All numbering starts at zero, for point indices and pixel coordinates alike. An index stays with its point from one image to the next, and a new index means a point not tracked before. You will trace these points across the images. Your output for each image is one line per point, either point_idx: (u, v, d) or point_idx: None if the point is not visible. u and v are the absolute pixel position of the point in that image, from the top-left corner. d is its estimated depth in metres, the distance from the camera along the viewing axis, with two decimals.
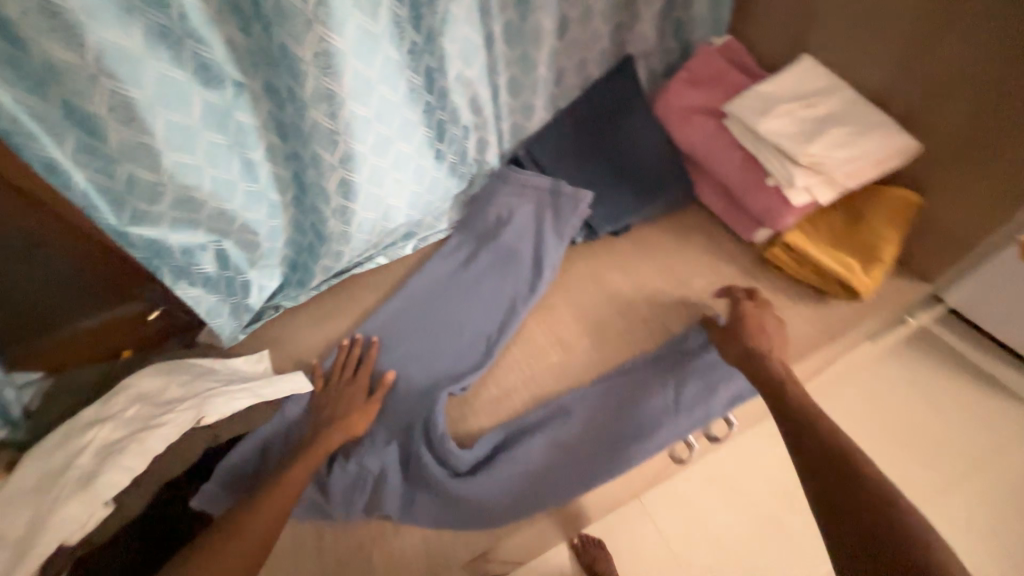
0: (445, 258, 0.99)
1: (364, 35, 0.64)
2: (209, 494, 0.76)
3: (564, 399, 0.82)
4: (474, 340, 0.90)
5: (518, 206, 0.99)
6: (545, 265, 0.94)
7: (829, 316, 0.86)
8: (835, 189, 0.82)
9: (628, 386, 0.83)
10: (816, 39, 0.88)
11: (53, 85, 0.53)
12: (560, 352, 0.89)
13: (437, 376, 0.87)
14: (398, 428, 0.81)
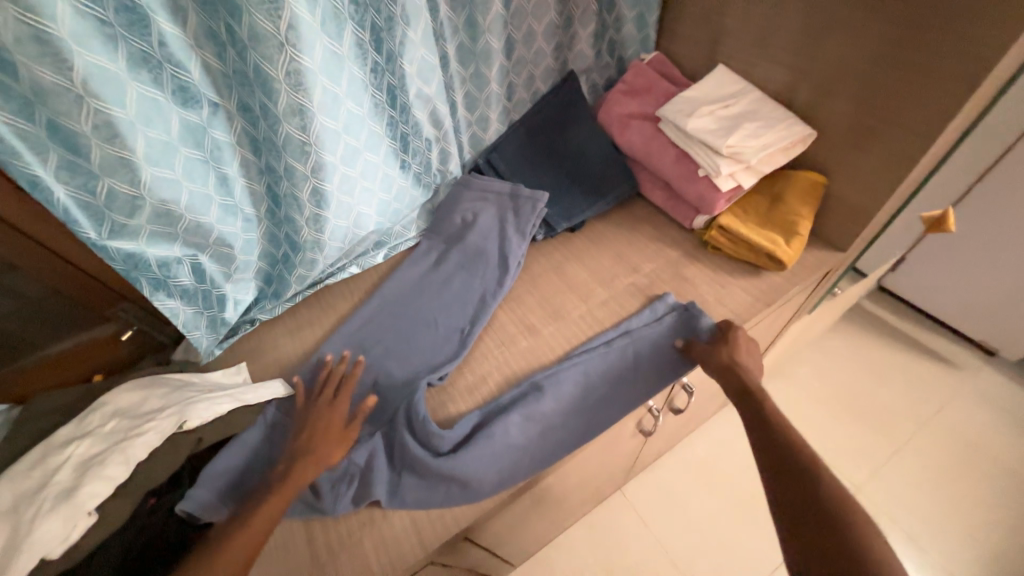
0: (415, 262, 1.06)
1: (331, 55, 0.71)
2: (200, 499, 0.73)
3: (538, 379, 0.87)
4: (449, 335, 0.96)
5: (481, 209, 1.07)
6: (510, 260, 1.01)
7: (763, 286, 0.97)
8: (754, 175, 0.94)
9: (593, 363, 0.89)
10: (727, 51, 1.02)
11: (39, 106, 0.58)
12: (529, 338, 0.96)
13: (415, 371, 0.91)
14: (382, 420, 0.85)
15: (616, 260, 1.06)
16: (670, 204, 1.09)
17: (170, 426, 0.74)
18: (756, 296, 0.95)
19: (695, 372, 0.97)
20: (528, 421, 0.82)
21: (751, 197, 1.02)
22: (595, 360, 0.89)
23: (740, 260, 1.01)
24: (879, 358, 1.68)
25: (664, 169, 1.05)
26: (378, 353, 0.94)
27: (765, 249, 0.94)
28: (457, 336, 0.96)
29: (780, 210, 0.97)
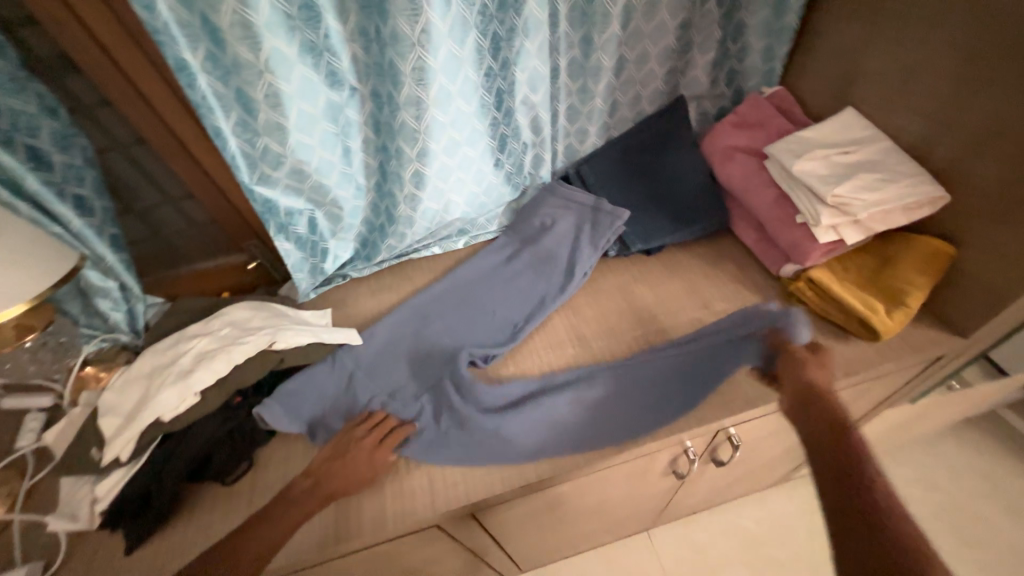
0: (489, 254, 1.13)
1: (452, 58, 0.81)
2: (269, 409, 0.88)
3: (579, 371, 0.92)
4: (504, 326, 1.02)
5: (560, 215, 1.11)
6: (577, 270, 1.04)
7: (847, 353, 0.88)
8: (862, 231, 0.85)
9: (651, 365, 0.90)
10: (861, 94, 0.93)
11: (234, 75, 0.75)
12: (577, 346, 0.97)
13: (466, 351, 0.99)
14: (427, 385, 0.94)
15: (685, 291, 1.03)
16: (760, 246, 1.03)
17: (263, 343, 0.89)
18: (837, 361, 0.87)
19: (745, 423, 0.91)
20: (564, 406, 0.87)
21: (857, 254, 0.92)
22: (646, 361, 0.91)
23: (827, 319, 0.93)
24: (1003, 477, 1.39)
25: (759, 209, 0.99)
26: (437, 328, 1.03)
27: (857, 314, 0.85)
28: (512, 328, 1.01)
29: (886, 274, 0.87)
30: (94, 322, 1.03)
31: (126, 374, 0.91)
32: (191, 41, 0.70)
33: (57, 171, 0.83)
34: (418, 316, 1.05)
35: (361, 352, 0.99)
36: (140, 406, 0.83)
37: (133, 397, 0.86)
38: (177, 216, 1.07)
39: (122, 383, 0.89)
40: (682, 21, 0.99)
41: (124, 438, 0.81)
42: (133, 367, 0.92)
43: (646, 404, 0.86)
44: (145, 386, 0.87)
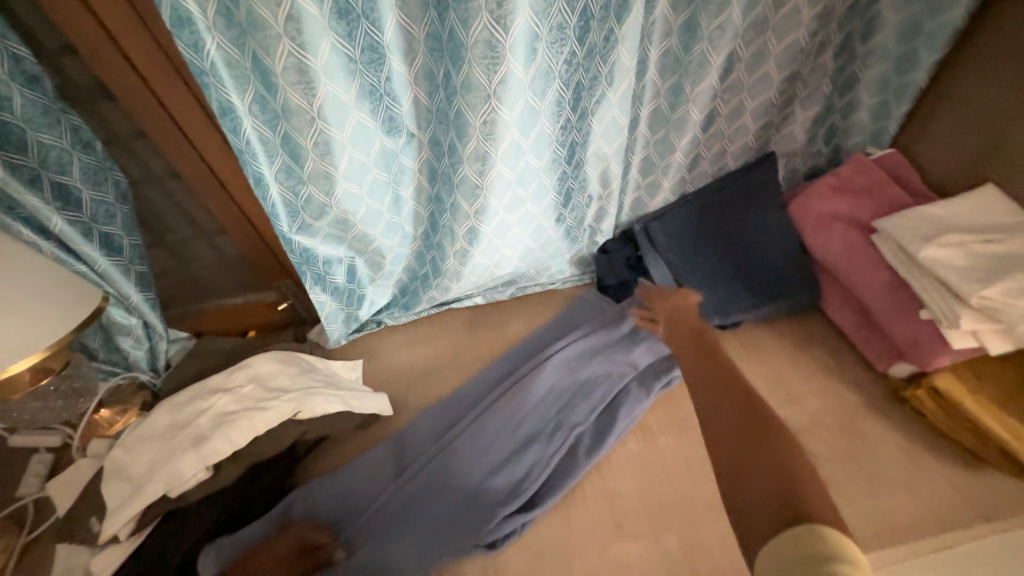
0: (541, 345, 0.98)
1: (528, 111, 0.70)
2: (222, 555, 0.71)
3: (512, 401, 0.85)
4: (489, 485, 0.77)
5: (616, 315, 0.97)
6: (641, 392, 0.84)
7: (984, 489, 0.71)
8: (1012, 342, 0.69)
9: (571, 368, 0.89)
10: (1003, 170, 0.79)
11: (282, 120, 0.65)
12: (639, 438, 0.82)
13: (431, 476, 0.78)
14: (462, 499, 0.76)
15: (769, 380, 0.88)
16: (861, 335, 0.87)
17: (287, 411, 0.79)
18: (975, 501, 0.70)
19: None
20: (491, 425, 0.83)
21: (1000, 362, 0.74)
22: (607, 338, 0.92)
23: (951, 438, 0.76)
24: None
25: (865, 293, 0.84)
26: (423, 445, 0.85)
27: (1000, 442, 0.69)
28: (511, 446, 0.81)
29: None
30: (113, 358, 0.97)
31: (136, 429, 0.81)
32: (239, 81, 0.61)
33: (86, 210, 0.76)
34: (428, 429, 0.87)
35: (333, 486, 0.80)
36: (148, 475, 0.74)
37: (142, 459, 0.77)
38: (208, 251, 0.99)
39: (132, 442, 0.79)
40: (790, 73, 0.87)
41: (123, 512, 0.72)
42: (147, 420, 0.82)
43: (560, 412, 0.84)
44: (154, 448, 0.78)
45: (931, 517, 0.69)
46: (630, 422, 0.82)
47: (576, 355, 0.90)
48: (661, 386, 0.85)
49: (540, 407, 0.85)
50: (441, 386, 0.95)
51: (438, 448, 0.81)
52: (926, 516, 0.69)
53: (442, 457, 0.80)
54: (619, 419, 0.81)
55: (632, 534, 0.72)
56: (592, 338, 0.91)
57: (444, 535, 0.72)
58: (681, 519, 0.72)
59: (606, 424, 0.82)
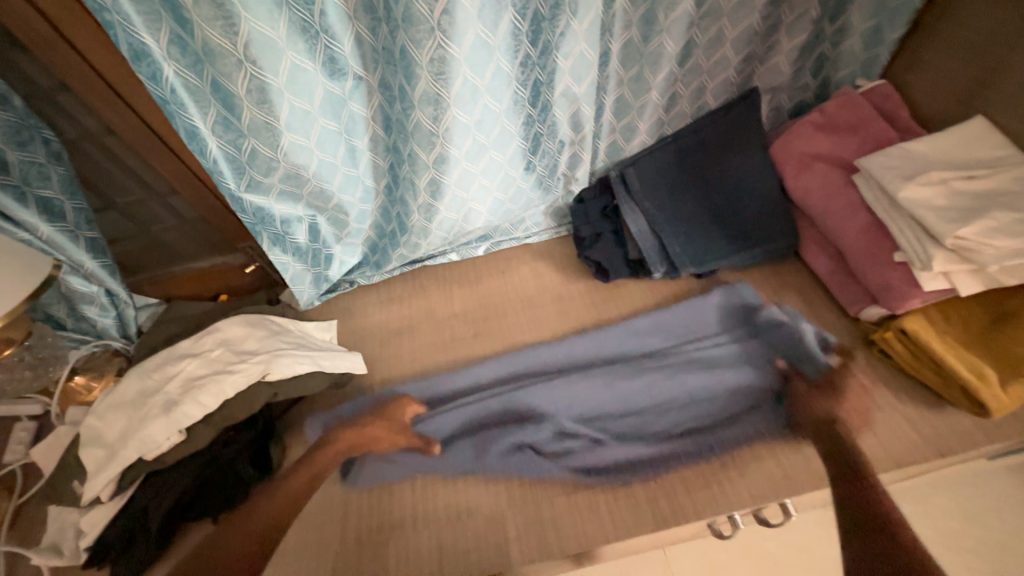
0: (662, 326, 0.87)
1: (481, 46, 0.66)
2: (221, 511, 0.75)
3: (638, 395, 0.79)
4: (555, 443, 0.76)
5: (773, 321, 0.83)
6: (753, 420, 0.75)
7: (940, 427, 0.72)
8: (982, 282, 0.68)
9: (704, 365, 0.80)
10: (995, 100, 0.74)
11: (208, 64, 0.62)
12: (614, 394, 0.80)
13: (471, 422, 0.80)
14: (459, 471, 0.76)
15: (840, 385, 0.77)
16: (836, 280, 0.86)
17: (255, 374, 0.79)
18: (933, 439, 0.71)
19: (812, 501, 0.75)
20: (556, 389, 0.80)
21: (965, 302, 0.75)
22: (750, 350, 0.81)
23: (916, 378, 0.76)
24: None
25: (841, 237, 0.82)
26: (462, 390, 0.85)
27: (961, 380, 0.68)
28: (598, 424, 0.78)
29: (1001, 333, 0.70)
30: (82, 326, 0.93)
31: (109, 396, 0.81)
32: (150, 20, 0.58)
33: (15, 172, 0.73)
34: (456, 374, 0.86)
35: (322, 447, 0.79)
36: (122, 441, 0.75)
37: (116, 425, 0.77)
38: (164, 212, 0.95)
39: (106, 409, 0.79)
40: None
41: (102, 476, 0.73)
42: (117, 389, 0.81)
43: (667, 412, 0.78)
44: (128, 415, 0.78)
45: (890, 454, 0.71)
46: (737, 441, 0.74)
47: (715, 359, 0.81)
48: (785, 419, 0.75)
49: (654, 408, 0.79)
50: (414, 344, 0.94)
51: (487, 398, 0.81)
52: (886, 453, 0.71)
53: (492, 408, 0.80)
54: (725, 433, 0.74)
55: (597, 479, 0.73)
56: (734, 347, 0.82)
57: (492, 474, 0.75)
58: (647, 467, 0.73)
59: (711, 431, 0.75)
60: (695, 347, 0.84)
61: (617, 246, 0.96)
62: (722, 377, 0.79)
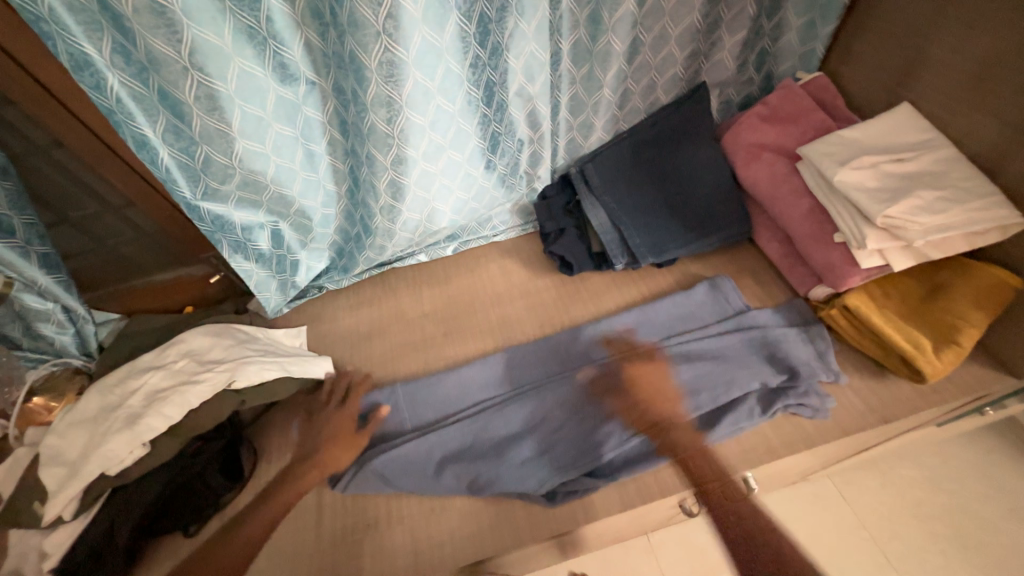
0: (647, 324, 0.87)
1: (429, 48, 0.68)
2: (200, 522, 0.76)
3: (631, 394, 0.78)
4: (552, 447, 0.75)
5: (754, 319, 0.85)
6: (739, 411, 0.75)
7: (885, 396, 0.76)
8: (913, 257, 0.73)
9: (690, 359, 0.80)
10: (919, 87, 0.80)
11: (153, 73, 0.62)
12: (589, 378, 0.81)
13: (467, 432, 0.78)
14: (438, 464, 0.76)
15: (819, 368, 0.77)
16: (787, 263, 0.90)
17: (220, 382, 0.78)
18: (879, 407, 0.75)
19: (774, 474, 0.78)
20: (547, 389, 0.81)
21: (901, 278, 0.80)
22: (739, 340, 0.81)
23: (861, 351, 0.81)
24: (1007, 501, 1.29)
25: (788, 222, 0.86)
26: (456, 403, 0.83)
27: (900, 351, 0.73)
28: (597, 423, 0.76)
29: (935, 307, 0.75)
30: (40, 346, 0.90)
31: (69, 414, 0.79)
32: (90, 29, 0.58)
33: None
34: (444, 383, 0.85)
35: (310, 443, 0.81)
36: (83, 459, 0.73)
37: (77, 443, 0.76)
38: (122, 226, 0.93)
39: (66, 427, 0.78)
40: None
41: (62, 496, 0.71)
42: (77, 406, 0.80)
43: (655, 403, 0.76)
44: (89, 432, 0.76)
45: (840, 424, 0.75)
46: (733, 431, 0.74)
47: (704, 352, 0.81)
48: (780, 408, 0.75)
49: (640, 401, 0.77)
50: (385, 345, 0.94)
51: (485, 409, 0.80)
52: (836, 423, 0.75)
53: (489, 415, 0.79)
54: (722, 423, 0.73)
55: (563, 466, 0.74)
56: (724, 338, 0.82)
57: (494, 484, 0.72)
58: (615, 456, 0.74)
59: (706, 423, 0.75)
60: (682, 340, 0.83)
61: (580, 240, 0.98)
62: (710, 370, 0.78)
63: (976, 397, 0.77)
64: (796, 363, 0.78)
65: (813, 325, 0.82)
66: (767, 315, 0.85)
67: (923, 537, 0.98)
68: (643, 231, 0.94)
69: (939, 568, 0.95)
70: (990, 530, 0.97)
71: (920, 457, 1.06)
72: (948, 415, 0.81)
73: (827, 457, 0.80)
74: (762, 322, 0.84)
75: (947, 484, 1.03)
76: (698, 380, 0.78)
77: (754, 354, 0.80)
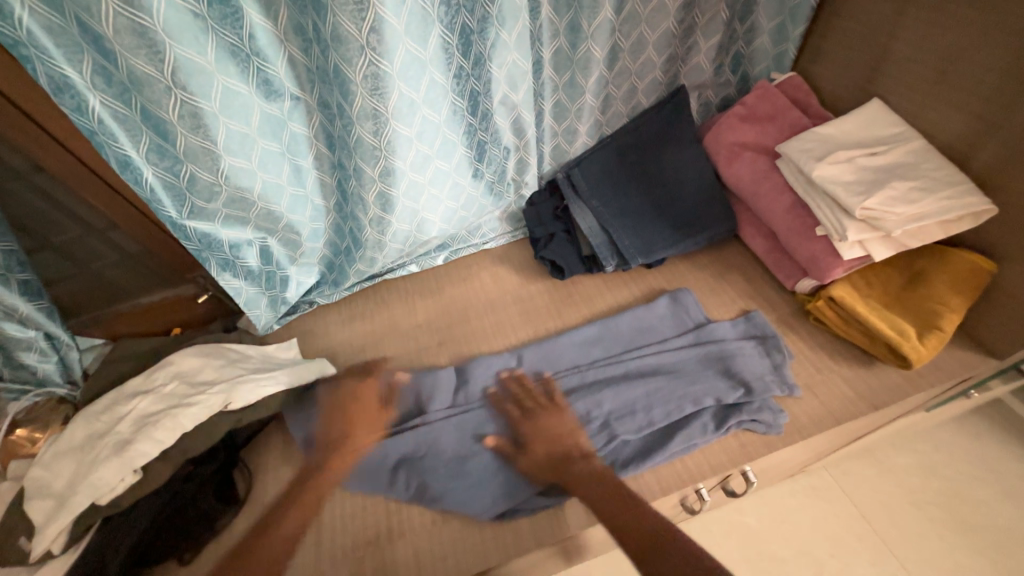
0: (606, 338, 0.88)
1: (412, 60, 0.69)
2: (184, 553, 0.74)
3: (588, 410, 0.78)
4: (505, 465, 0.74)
5: (713, 331, 0.85)
6: (693, 426, 0.74)
7: (874, 383, 0.78)
8: (892, 246, 0.75)
9: (647, 374, 0.81)
10: (887, 83, 0.83)
11: (135, 93, 0.62)
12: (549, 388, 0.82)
13: (416, 442, 0.78)
14: (399, 485, 0.75)
15: (775, 379, 0.78)
16: (772, 258, 0.92)
17: (216, 404, 0.76)
18: (870, 394, 0.77)
19: (774, 465, 0.79)
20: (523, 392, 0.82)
21: (883, 268, 0.82)
22: (695, 355, 0.82)
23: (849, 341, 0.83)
24: None
25: (772, 218, 0.88)
26: (419, 409, 0.82)
27: (886, 339, 0.74)
28: None
29: (916, 294, 0.78)
30: (20, 376, 0.87)
31: (55, 445, 0.77)
32: (70, 52, 0.57)
33: None
34: (406, 388, 0.85)
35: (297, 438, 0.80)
36: (71, 490, 0.71)
37: (65, 475, 0.73)
38: (105, 249, 0.92)
39: (52, 458, 0.75)
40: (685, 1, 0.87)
41: (50, 530, 0.68)
42: (63, 436, 0.77)
43: (612, 415, 0.77)
44: (77, 462, 0.74)
45: (834, 412, 0.76)
46: (687, 448, 0.74)
47: (660, 364, 0.82)
48: (735, 425, 0.74)
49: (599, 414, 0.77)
50: (379, 358, 0.94)
51: (433, 420, 0.80)
52: (830, 412, 0.76)
53: (438, 430, 0.79)
54: (675, 441, 0.73)
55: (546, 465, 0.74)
56: (680, 353, 0.83)
57: (444, 496, 0.72)
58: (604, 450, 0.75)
59: (660, 440, 0.74)
60: (638, 354, 0.84)
61: (570, 245, 0.99)
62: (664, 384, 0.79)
63: (961, 379, 0.79)
64: (750, 378, 0.78)
65: (770, 337, 0.83)
66: (726, 328, 0.85)
67: (920, 522, 1.00)
68: (621, 232, 0.95)
69: (938, 552, 0.96)
70: (983, 510, 1.00)
71: (911, 443, 1.09)
72: (936, 399, 0.83)
73: (823, 446, 0.81)
74: (720, 335, 0.85)
75: (939, 467, 1.05)
76: (652, 394, 0.78)
77: (710, 368, 0.80)
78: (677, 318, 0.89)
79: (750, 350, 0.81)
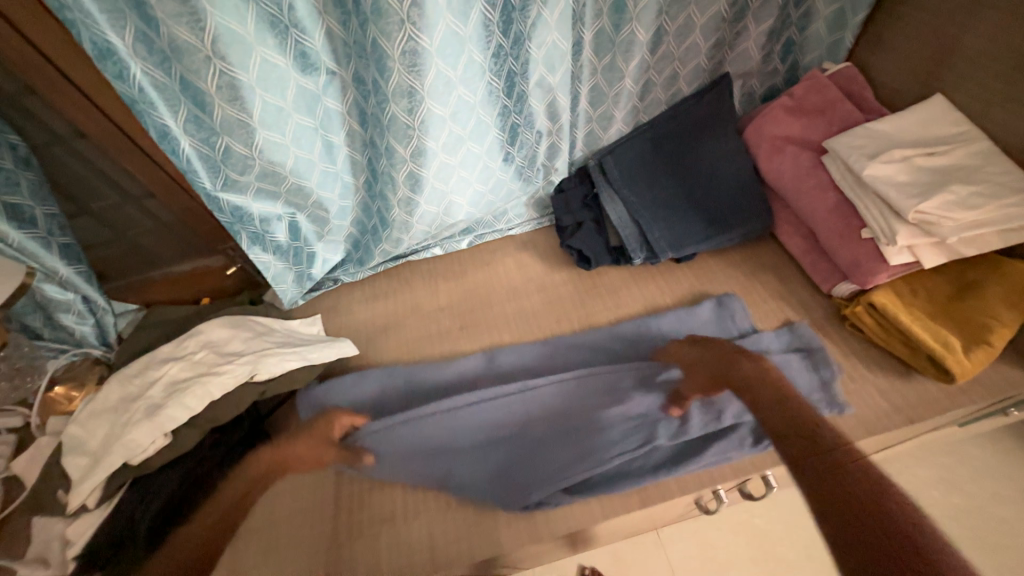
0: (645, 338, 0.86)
1: (452, 36, 0.67)
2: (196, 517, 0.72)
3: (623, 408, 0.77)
4: (535, 454, 0.74)
5: (757, 339, 0.83)
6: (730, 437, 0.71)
7: (910, 394, 0.75)
8: (943, 253, 0.71)
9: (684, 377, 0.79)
10: (951, 78, 0.78)
11: (175, 61, 0.61)
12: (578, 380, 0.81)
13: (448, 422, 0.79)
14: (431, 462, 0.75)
15: (821, 392, 0.75)
16: (809, 259, 0.89)
17: (242, 374, 0.78)
18: (905, 406, 0.74)
19: None
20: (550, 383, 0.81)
21: (929, 276, 0.78)
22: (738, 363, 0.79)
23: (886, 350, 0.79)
24: None
25: (813, 217, 0.84)
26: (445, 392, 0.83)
27: (928, 350, 0.71)
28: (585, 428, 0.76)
29: (964, 305, 0.74)
30: (60, 335, 0.90)
31: (90, 404, 0.80)
32: (114, 18, 0.57)
33: None
34: (428, 376, 0.87)
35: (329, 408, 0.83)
36: (106, 448, 0.74)
37: (99, 433, 0.76)
38: (140, 217, 0.93)
39: (87, 417, 0.78)
40: None
41: (86, 485, 0.71)
42: (99, 396, 0.80)
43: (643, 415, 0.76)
44: (111, 422, 0.77)
45: (866, 422, 0.73)
46: (721, 460, 0.70)
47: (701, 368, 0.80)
48: None
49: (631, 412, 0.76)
50: (401, 339, 0.94)
51: (462, 404, 0.80)
52: (861, 421, 0.73)
53: (466, 413, 0.79)
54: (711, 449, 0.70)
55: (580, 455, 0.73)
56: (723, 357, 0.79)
57: (471, 478, 0.73)
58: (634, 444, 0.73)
59: (696, 447, 0.72)
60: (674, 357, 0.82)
61: (597, 235, 0.97)
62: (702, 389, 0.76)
63: (1005, 397, 0.75)
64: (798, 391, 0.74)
65: (814, 350, 0.81)
66: (770, 338, 0.83)
67: None
68: (659, 227, 0.92)
69: None
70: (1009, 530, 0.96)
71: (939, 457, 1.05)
72: (974, 414, 0.79)
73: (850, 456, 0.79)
74: (764, 345, 0.82)
75: (968, 484, 1.01)
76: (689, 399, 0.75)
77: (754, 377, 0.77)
78: (721, 324, 0.87)
79: (795, 362, 0.79)
